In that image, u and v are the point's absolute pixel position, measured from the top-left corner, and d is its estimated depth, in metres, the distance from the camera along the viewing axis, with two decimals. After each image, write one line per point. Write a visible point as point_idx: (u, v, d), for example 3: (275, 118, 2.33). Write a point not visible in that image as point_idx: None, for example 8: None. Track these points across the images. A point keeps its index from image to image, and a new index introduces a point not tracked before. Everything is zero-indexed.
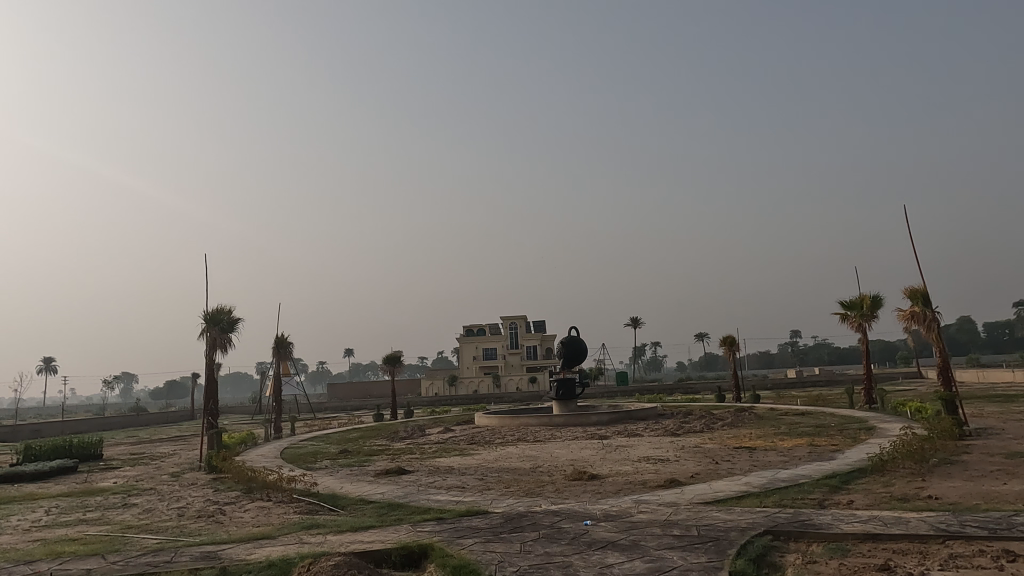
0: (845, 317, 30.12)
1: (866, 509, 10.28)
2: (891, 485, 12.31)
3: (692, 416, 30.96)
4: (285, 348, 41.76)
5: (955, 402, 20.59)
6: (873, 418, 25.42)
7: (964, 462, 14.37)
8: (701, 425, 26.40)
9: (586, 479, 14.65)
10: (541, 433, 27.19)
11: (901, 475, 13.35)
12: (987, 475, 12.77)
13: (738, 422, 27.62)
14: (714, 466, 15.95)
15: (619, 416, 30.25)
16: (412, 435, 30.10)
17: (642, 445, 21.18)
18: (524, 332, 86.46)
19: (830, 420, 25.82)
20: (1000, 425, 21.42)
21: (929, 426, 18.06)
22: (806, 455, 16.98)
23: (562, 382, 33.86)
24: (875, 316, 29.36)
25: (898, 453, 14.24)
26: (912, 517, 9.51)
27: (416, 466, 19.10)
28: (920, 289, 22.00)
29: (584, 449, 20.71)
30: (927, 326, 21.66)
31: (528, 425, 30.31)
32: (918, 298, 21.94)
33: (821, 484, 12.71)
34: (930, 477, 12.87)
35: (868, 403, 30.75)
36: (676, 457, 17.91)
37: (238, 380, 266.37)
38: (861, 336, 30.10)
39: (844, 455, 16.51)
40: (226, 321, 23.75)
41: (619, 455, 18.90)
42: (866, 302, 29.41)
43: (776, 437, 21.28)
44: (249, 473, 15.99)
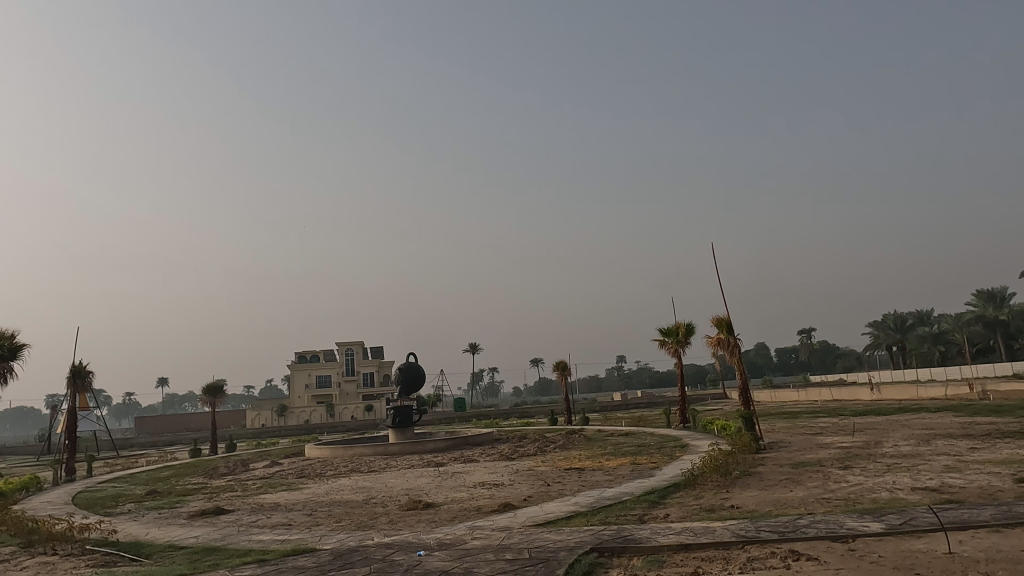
0: (663, 343, 32.72)
1: (679, 521, 11.16)
2: (700, 498, 13.50)
3: (527, 440, 31.81)
4: (82, 378, 36.87)
5: (753, 419, 23.03)
6: (686, 436, 27.77)
7: (760, 473, 16.13)
8: (535, 449, 27.20)
9: (421, 508, 14.42)
10: (376, 463, 26.45)
11: (709, 488, 14.68)
12: (777, 484, 14.40)
13: (569, 444, 28.82)
14: (546, 488, 16.47)
15: (457, 442, 30.31)
16: (233, 471, 27.82)
17: (478, 470, 21.32)
18: (361, 359, 83.70)
19: (651, 439, 27.81)
20: (788, 439, 24.39)
21: (732, 442, 20.02)
22: (629, 473, 18.12)
23: (398, 410, 33.24)
24: (688, 342, 32.23)
25: (706, 467, 15.66)
26: (717, 526, 10.48)
27: (237, 504, 17.65)
28: (725, 318, 24.50)
29: (420, 477, 20.43)
30: (730, 350, 24.18)
31: (362, 454, 29.34)
32: (723, 326, 24.44)
33: (641, 500, 13.58)
34: (733, 488, 14.30)
35: (683, 422, 33.49)
36: (510, 481, 18.24)
37: (20, 416, 230.53)
38: (676, 361, 32.87)
39: (662, 471, 17.88)
40: (5, 347, 20.51)
41: (455, 482, 18.88)
42: (681, 330, 32.17)
43: (602, 458, 22.51)
44: (30, 524, 13.80)
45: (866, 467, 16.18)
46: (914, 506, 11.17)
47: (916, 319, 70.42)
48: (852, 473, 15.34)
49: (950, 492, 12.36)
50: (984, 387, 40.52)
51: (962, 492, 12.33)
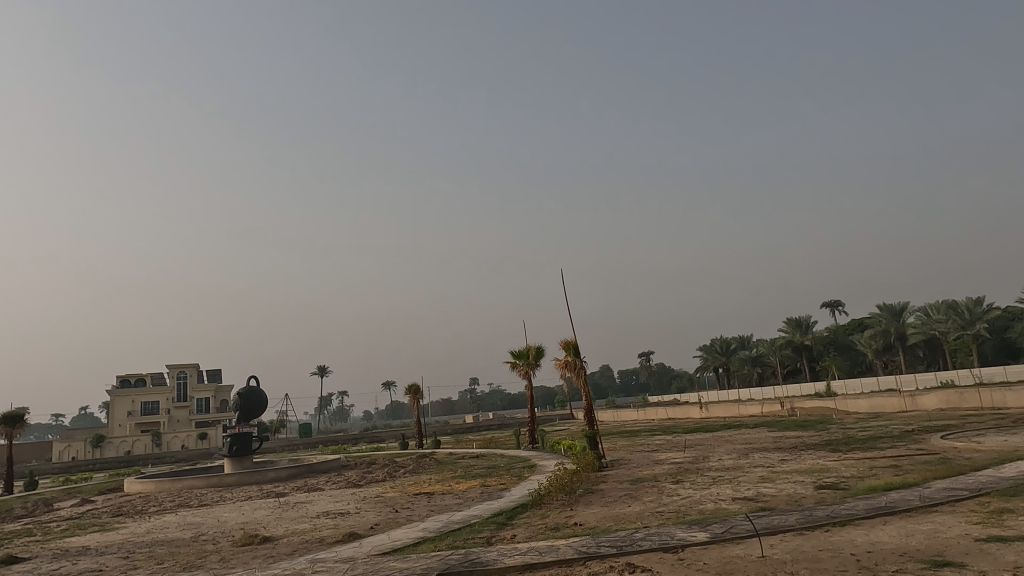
0: (515, 365, 33.41)
1: (525, 541, 11.36)
2: (547, 517, 13.86)
3: (375, 465, 30.96)
4: None
5: (596, 438, 24.10)
6: (535, 456, 28.52)
7: (602, 490, 16.89)
8: (384, 474, 26.53)
9: (257, 543, 13.48)
10: (209, 495, 24.42)
11: (554, 506, 15.12)
12: (616, 500, 15.13)
13: (419, 468, 28.44)
14: (394, 514, 16.09)
15: (300, 471, 28.79)
16: (33, 513, 24.33)
17: (323, 499, 20.39)
18: (195, 383, 77.21)
19: (501, 461, 28.21)
20: (627, 456, 25.83)
21: (577, 461, 20.80)
22: (478, 495, 18.22)
23: (236, 437, 30.97)
24: (538, 365, 33.22)
25: (552, 487, 16.12)
26: (560, 544, 10.80)
27: (36, 550, 15.42)
28: (573, 341, 25.55)
29: (258, 509, 19.14)
30: (577, 373, 25.23)
31: (193, 487, 26.96)
32: (570, 349, 25.47)
33: (489, 522, 13.68)
34: (577, 505, 14.85)
35: (531, 442, 34.33)
36: (357, 509, 17.61)
37: None
38: (527, 383, 33.70)
39: (510, 493, 18.16)
40: None
41: (297, 513, 17.89)
42: (531, 353, 33.08)
43: (453, 481, 22.45)
44: None
45: (694, 480, 17.54)
46: (734, 514, 12.26)
47: (738, 344, 77.67)
48: (683, 486, 16.54)
49: (763, 500, 13.72)
50: (793, 404, 45.56)
51: (773, 499, 13.73)
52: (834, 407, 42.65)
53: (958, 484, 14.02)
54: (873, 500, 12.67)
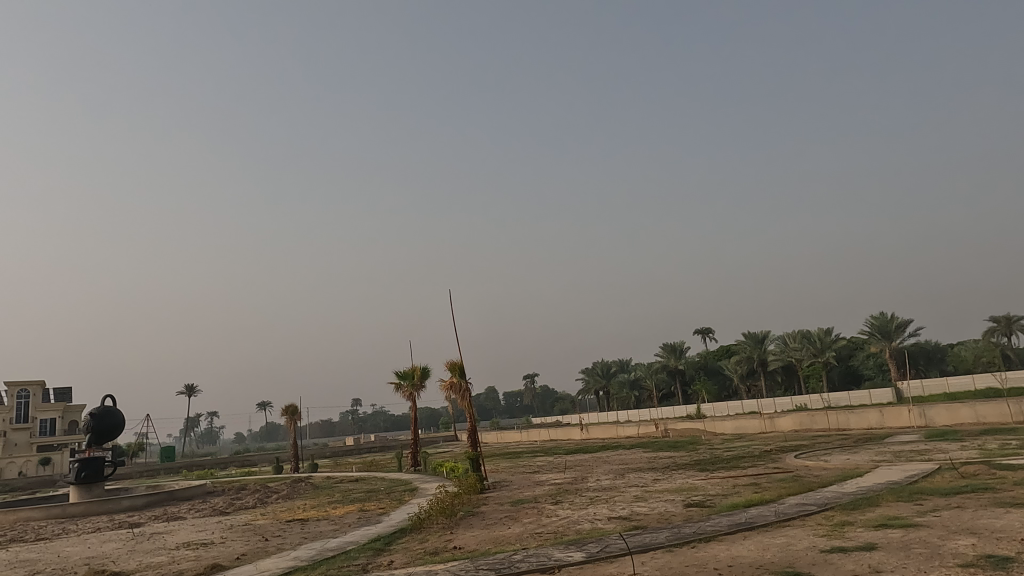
0: (399, 386, 32.81)
1: (402, 567, 11.09)
2: (426, 541, 13.63)
3: (245, 491, 29.18)
4: None
5: (479, 460, 24.07)
6: (416, 479, 28.07)
7: (483, 512, 16.86)
8: (254, 501, 25.05)
9: None
10: (49, 528, 21.95)
11: (434, 530, 14.90)
12: (496, 522, 15.14)
13: (293, 493, 27.11)
14: (263, 543, 15.21)
15: (158, 498, 26.57)
16: None
17: (184, 529, 18.91)
18: (39, 403, 69.53)
19: (381, 484, 27.50)
20: (509, 478, 25.99)
21: (459, 483, 20.66)
22: (355, 521, 17.61)
23: (84, 462, 28.11)
24: (423, 386, 32.84)
25: (433, 510, 15.90)
26: (439, 569, 10.64)
27: None
28: (459, 362, 25.52)
29: (108, 542, 17.42)
30: (462, 395, 25.16)
31: (29, 519, 24.11)
32: (456, 370, 25.39)
33: (366, 548, 13.24)
34: (457, 529, 14.73)
35: (413, 465, 33.74)
36: (222, 539, 16.48)
37: None
38: (410, 404, 33.17)
39: (389, 517, 17.72)
40: None
41: (153, 545, 16.46)
42: (416, 374, 32.65)
43: (329, 506, 21.57)
44: None
45: (572, 501, 17.93)
46: (608, 533, 12.65)
47: (618, 367, 80.69)
48: (562, 507, 16.85)
49: (637, 519, 14.23)
50: (666, 426, 47.88)
51: (646, 518, 14.30)
52: (703, 428, 45.22)
53: (808, 499, 15.28)
54: (735, 516, 13.53)
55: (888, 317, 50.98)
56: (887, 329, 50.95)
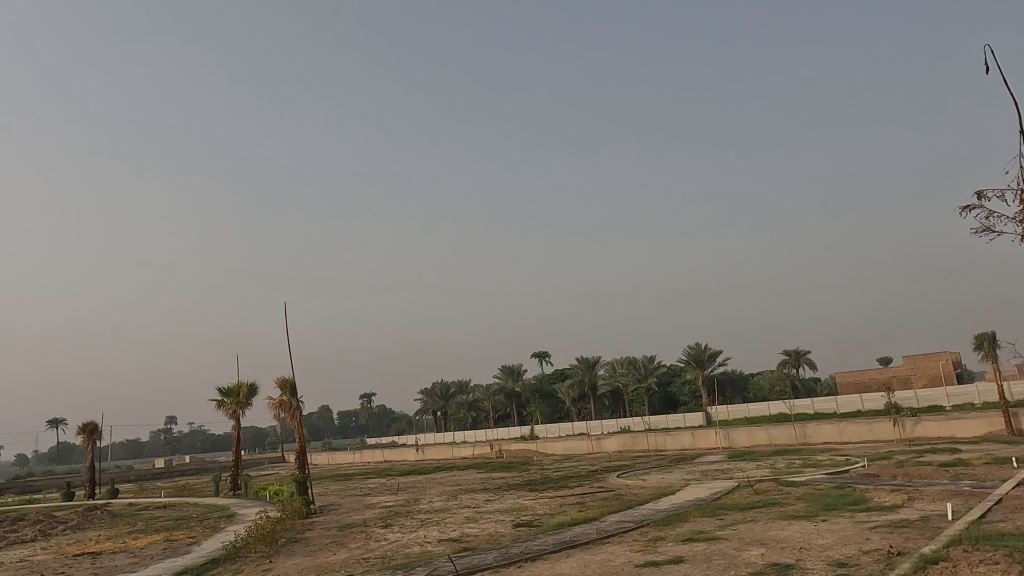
0: (221, 403, 30.41)
1: None
2: (240, 572, 12.66)
3: (24, 521, 25.33)
4: None
5: (306, 483, 22.84)
6: (234, 504, 26.09)
7: (306, 539, 16.00)
8: (35, 532, 21.80)
9: None
10: None
11: (250, 559, 13.89)
12: (321, 548, 14.43)
13: (85, 522, 23.97)
14: None
15: None
16: None
17: None
18: None
19: (193, 511, 25.20)
20: (338, 501, 24.96)
21: (282, 508, 19.45)
22: (160, 552, 15.93)
23: None
24: (249, 404, 30.71)
25: (251, 537, 14.83)
26: None
27: None
28: (290, 380, 24.22)
29: None
30: (291, 414, 23.87)
31: None
32: (286, 388, 24.05)
33: None
34: (276, 557, 13.85)
35: (232, 489, 31.29)
36: None
37: None
38: (233, 423, 30.84)
39: (200, 546, 16.24)
40: None
41: None
42: (242, 390, 30.53)
43: (128, 536, 19.30)
44: None
45: (403, 524, 17.58)
46: (437, 556, 12.56)
47: (457, 388, 81.08)
48: (391, 530, 16.46)
49: (466, 540, 14.27)
50: (500, 446, 48.74)
51: (475, 539, 14.41)
52: (535, 449, 46.60)
53: (627, 517, 16.26)
54: (560, 535, 14.06)
55: (702, 348, 56.13)
56: (700, 358, 56.02)
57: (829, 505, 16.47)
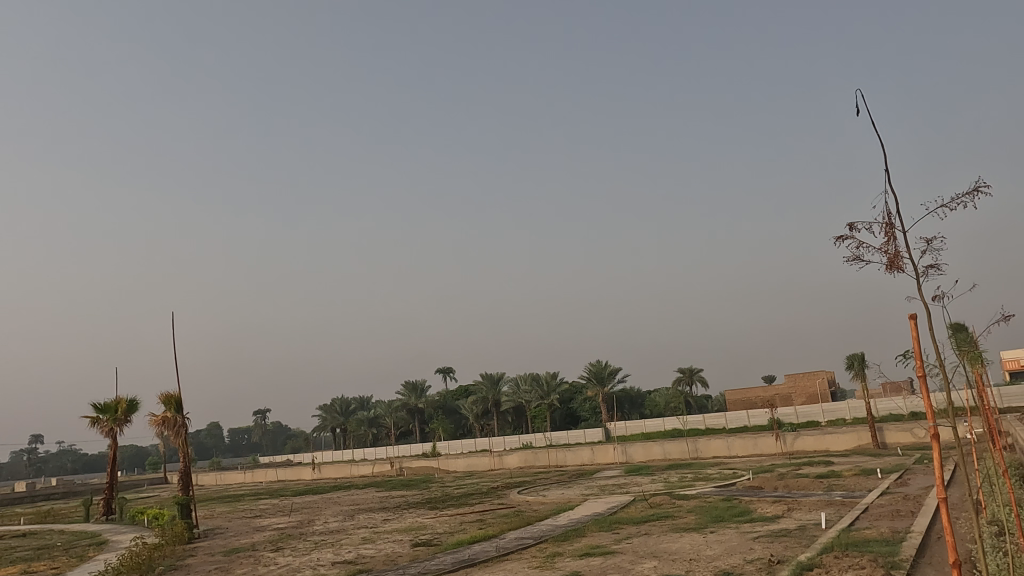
0: (95, 420, 28.06)
1: None
2: None
3: None
4: None
5: (190, 506, 21.41)
6: (107, 530, 24.06)
7: (187, 566, 14.97)
8: None
9: None
10: None
11: None
12: None
13: None
14: None
15: None
16: None
17: None
18: None
19: (59, 539, 23.01)
20: (225, 524, 23.56)
21: (162, 533, 18.11)
22: None
23: None
24: (128, 421, 28.53)
25: (124, 566, 13.69)
26: None
27: None
28: (175, 395, 22.71)
29: None
30: (176, 431, 22.38)
31: None
32: (171, 404, 22.52)
33: None
34: None
35: (105, 514, 28.84)
36: None
37: None
38: (109, 442, 28.50)
39: None
40: None
41: None
42: (121, 406, 28.33)
43: None
44: None
45: (295, 546, 16.83)
46: None
47: (358, 404, 78.96)
48: (282, 554, 15.71)
49: (362, 562, 13.82)
50: (401, 464, 47.84)
51: (371, 560, 14.00)
52: (436, 466, 46.07)
53: (526, 533, 16.34)
54: (459, 553, 13.91)
55: (603, 365, 57.70)
56: (601, 375, 57.57)
57: (717, 517, 17.27)
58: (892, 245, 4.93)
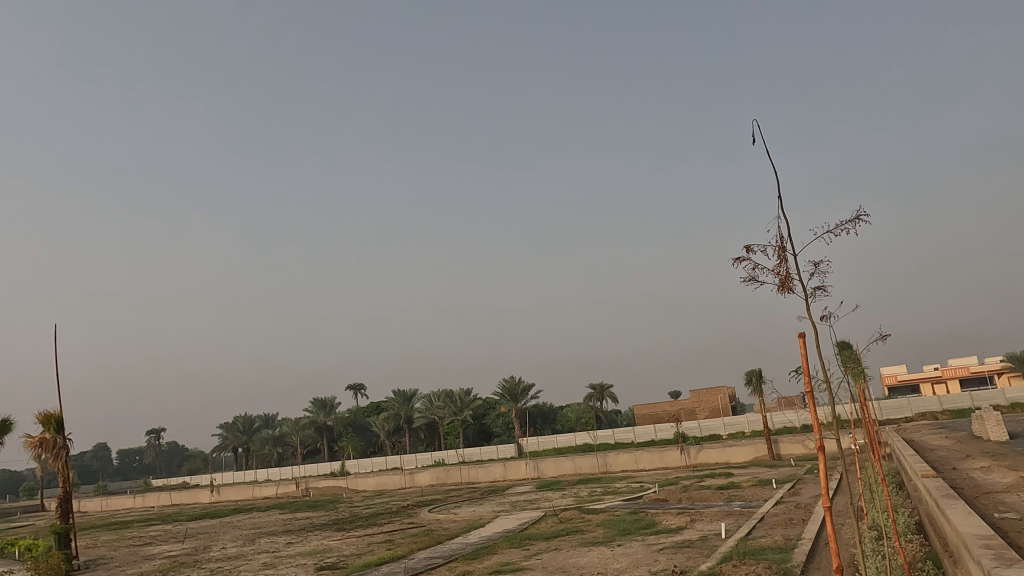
0: None
1: None
2: None
3: None
4: None
5: (70, 535, 19.71)
6: None
7: None
8: None
9: None
10: None
11: None
12: None
13: None
14: None
15: None
16: None
17: None
18: None
19: None
20: (110, 554, 21.85)
21: (35, 566, 16.54)
22: None
23: None
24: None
25: None
26: None
27: None
28: (55, 415, 20.93)
29: None
30: (55, 454, 20.60)
31: None
32: (51, 424, 20.74)
33: None
34: None
35: None
36: None
37: None
38: None
39: None
40: None
41: None
42: None
43: None
44: None
45: None
46: None
47: (262, 423, 75.59)
48: None
49: None
50: (307, 484, 46.07)
51: None
52: (344, 485, 44.66)
53: (436, 552, 16.08)
54: None
55: (516, 381, 57.99)
56: (515, 392, 57.83)
57: (624, 530, 17.63)
58: (783, 266, 5.20)
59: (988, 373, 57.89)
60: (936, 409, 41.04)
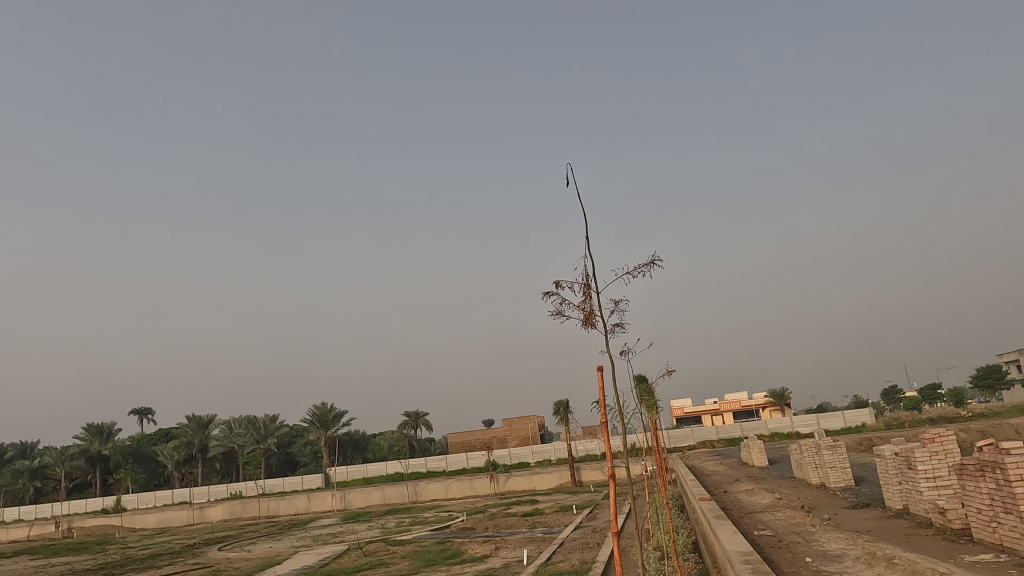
0: None
1: None
2: None
3: None
4: None
5: None
6: None
7: None
8: None
9: None
10: None
11: None
12: None
13: None
14: None
15: None
16: None
17: None
18: None
19: None
20: None
21: None
22: None
23: None
24: None
25: None
26: None
27: None
28: None
29: None
30: None
31: None
32: None
33: None
34: None
35: None
36: None
37: None
38: None
39: None
40: None
41: None
42: None
43: None
44: None
45: None
46: None
47: (16, 453, 64.72)
48: None
49: None
50: (70, 524, 39.94)
51: None
52: (119, 524, 39.36)
53: None
54: None
55: (328, 408, 55.51)
56: (325, 419, 55.29)
57: (429, 560, 17.40)
58: (588, 302, 5.51)
59: (755, 407, 66.18)
60: (714, 438, 46.01)
